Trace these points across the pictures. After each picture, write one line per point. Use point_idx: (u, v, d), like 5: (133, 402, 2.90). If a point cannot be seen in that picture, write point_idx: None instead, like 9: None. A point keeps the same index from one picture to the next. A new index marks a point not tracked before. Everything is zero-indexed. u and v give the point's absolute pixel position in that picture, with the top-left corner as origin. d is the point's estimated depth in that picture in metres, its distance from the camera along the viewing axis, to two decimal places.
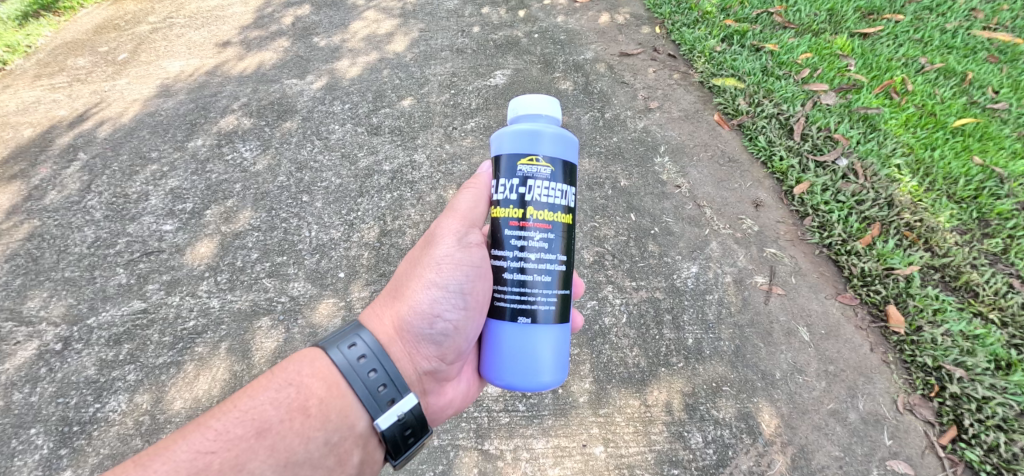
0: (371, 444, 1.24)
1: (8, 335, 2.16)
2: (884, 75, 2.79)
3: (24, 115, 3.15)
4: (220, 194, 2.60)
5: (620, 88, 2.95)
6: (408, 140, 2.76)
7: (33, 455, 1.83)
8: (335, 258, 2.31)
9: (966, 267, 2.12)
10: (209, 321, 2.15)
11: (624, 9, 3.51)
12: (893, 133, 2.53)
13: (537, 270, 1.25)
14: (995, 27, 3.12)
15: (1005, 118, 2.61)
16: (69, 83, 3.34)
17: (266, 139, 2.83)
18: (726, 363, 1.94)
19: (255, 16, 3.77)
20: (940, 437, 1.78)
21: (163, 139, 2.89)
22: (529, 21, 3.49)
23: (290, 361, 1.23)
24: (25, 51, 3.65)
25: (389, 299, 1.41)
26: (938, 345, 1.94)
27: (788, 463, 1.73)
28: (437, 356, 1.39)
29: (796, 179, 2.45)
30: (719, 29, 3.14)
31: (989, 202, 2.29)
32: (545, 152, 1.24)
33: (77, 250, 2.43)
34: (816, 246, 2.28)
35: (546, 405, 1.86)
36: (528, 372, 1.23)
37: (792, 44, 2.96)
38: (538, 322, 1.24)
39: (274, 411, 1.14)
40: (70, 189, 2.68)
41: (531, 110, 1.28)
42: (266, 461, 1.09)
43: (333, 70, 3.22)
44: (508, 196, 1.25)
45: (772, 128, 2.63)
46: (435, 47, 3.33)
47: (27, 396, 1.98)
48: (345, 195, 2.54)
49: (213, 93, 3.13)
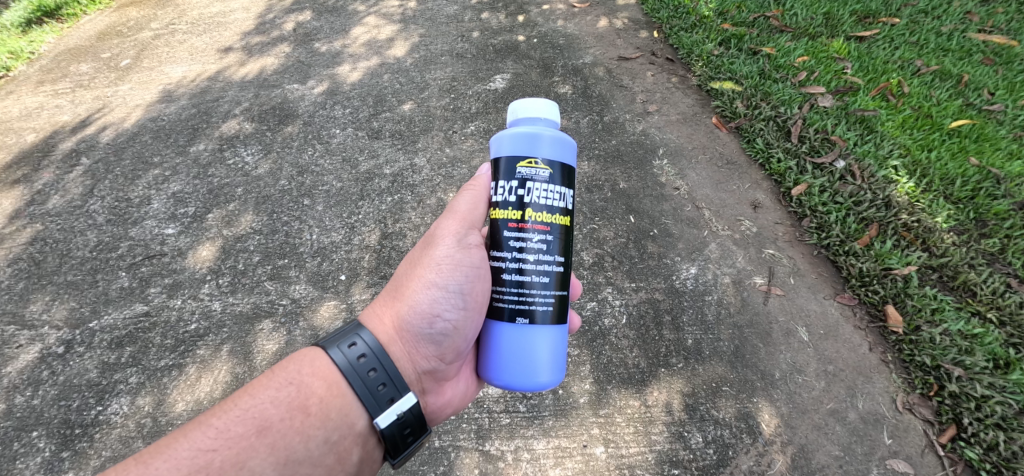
0: (370, 443, 1.24)
1: (10, 338, 2.17)
2: (880, 78, 2.82)
3: (27, 120, 3.17)
4: (222, 198, 2.62)
5: (619, 91, 2.97)
6: (408, 144, 2.78)
7: (35, 458, 1.84)
8: (336, 261, 2.33)
9: (964, 267, 2.13)
10: (211, 324, 2.16)
11: (622, 14, 3.55)
12: (889, 135, 2.55)
13: (535, 271, 1.26)
14: (990, 30, 3.14)
15: (1001, 119, 2.63)
16: (72, 89, 3.37)
17: (267, 144, 2.85)
18: (726, 363, 1.95)
19: (257, 22, 3.80)
20: (940, 436, 1.78)
21: (165, 144, 2.91)
22: (528, 25, 3.52)
23: (290, 360, 1.24)
24: (28, 57, 3.68)
25: (389, 298, 1.42)
26: (937, 344, 1.95)
27: (788, 463, 1.74)
28: (437, 355, 1.40)
29: (794, 181, 2.46)
30: (717, 32, 3.16)
31: (986, 203, 2.30)
32: (544, 155, 1.26)
33: (80, 254, 2.44)
34: (814, 246, 2.29)
35: (546, 406, 1.87)
36: (527, 372, 1.24)
37: (789, 47, 2.99)
38: (535, 323, 1.25)
39: (275, 410, 1.16)
40: (73, 193, 2.70)
41: (530, 113, 1.30)
42: (267, 459, 1.10)
43: (334, 75, 3.25)
44: (508, 197, 1.26)
45: (771, 130, 2.65)
46: (435, 52, 3.36)
47: (29, 399, 1.99)
48: (347, 199, 2.56)
49: (215, 99, 3.16)
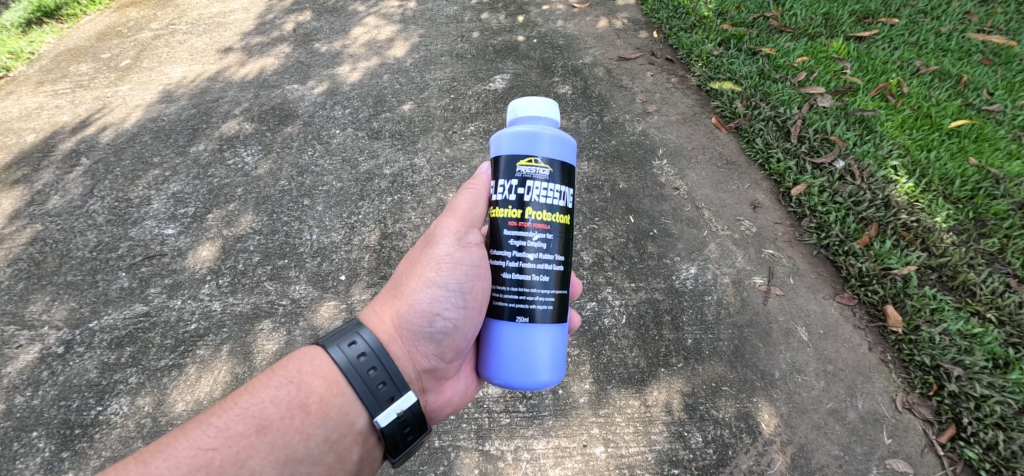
0: (370, 442, 1.24)
1: (10, 338, 2.17)
2: (880, 78, 2.82)
3: (27, 120, 3.17)
4: (222, 198, 2.62)
5: (619, 91, 2.98)
6: (408, 144, 2.78)
7: (35, 458, 1.84)
8: (336, 261, 2.33)
9: (963, 267, 2.13)
10: (211, 324, 2.16)
11: (622, 14, 3.56)
12: (889, 135, 2.55)
13: (535, 270, 1.26)
14: (989, 30, 3.14)
15: (1000, 119, 2.64)
16: (72, 89, 3.37)
17: (267, 144, 2.85)
18: (726, 363, 1.95)
19: (257, 22, 3.80)
20: (939, 435, 1.78)
21: (165, 144, 2.92)
22: (528, 26, 3.52)
23: (290, 359, 1.24)
24: (28, 58, 3.68)
25: (389, 297, 1.42)
26: (936, 344, 1.95)
27: (788, 462, 1.74)
28: (437, 354, 1.40)
29: (794, 181, 2.46)
30: (716, 33, 3.17)
31: (985, 203, 2.31)
32: (544, 154, 1.26)
33: (80, 254, 2.44)
34: (814, 246, 2.29)
35: (546, 406, 1.87)
36: (527, 371, 1.24)
37: (789, 47, 2.99)
38: (535, 322, 1.25)
39: (275, 409, 1.16)
40: (73, 193, 2.70)
41: (530, 112, 1.30)
42: (267, 458, 1.10)
43: (334, 76, 3.25)
44: (508, 196, 1.27)
45: (770, 130, 2.65)
46: (434, 52, 3.36)
47: (29, 399, 1.99)
48: (347, 199, 2.56)
49: (214, 99, 3.16)
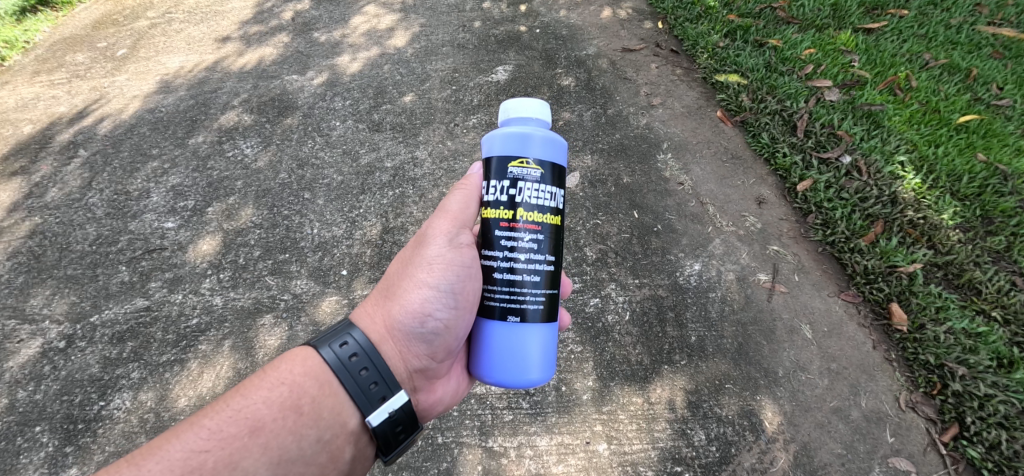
0: (362, 441, 1.24)
1: (11, 333, 2.16)
2: (888, 71, 2.78)
3: (24, 111, 3.13)
4: (222, 192, 2.59)
5: (622, 84, 2.94)
6: (409, 137, 2.75)
7: (38, 453, 1.84)
8: (338, 256, 2.31)
9: (969, 265, 2.11)
10: (212, 319, 2.15)
11: (627, 4, 3.50)
12: (897, 130, 2.52)
13: (526, 270, 1.25)
14: (1000, 23, 3.09)
15: (1009, 114, 2.60)
16: (68, 79, 3.32)
17: (267, 136, 2.82)
18: (729, 361, 1.95)
19: (255, 11, 3.74)
20: (942, 434, 1.79)
21: (164, 135, 2.88)
22: (530, 15, 3.47)
23: (281, 360, 1.22)
24: (23, 47, 3.63)
25: (381, 297, 1.40)
26: (941, 343, 1.94)
27: (790, 461, 1.74)
28: (428, 354, 1.39)
29: (799, 177, 2.43)
30: (722, 24, 3.11)
31: (992, 200, 2.28)
32: (535, 155, 1.24)
33: (80, 247, 2.43)
34: (818, 243, 2.28)
35: (549, 403, 1.87)
36: (517, 369, 1.24)
37: (795, 39, 2.94)
38: (527, 321, 1.24)
39: (267, 410, 1.15)
40: (71, 186, 2.67)
41: (522, 113, 1.27)
42: (260, 459, 1.09)
43: (334, 66, 3.20)
44: (498, 197, 1.24)
45: (776, 124, 2.61)
46: (435, 42, 3.31)
47: (31, 394, 1.99)
48: (348, 192, 2.53)
49: (213, 90, 3.12)
